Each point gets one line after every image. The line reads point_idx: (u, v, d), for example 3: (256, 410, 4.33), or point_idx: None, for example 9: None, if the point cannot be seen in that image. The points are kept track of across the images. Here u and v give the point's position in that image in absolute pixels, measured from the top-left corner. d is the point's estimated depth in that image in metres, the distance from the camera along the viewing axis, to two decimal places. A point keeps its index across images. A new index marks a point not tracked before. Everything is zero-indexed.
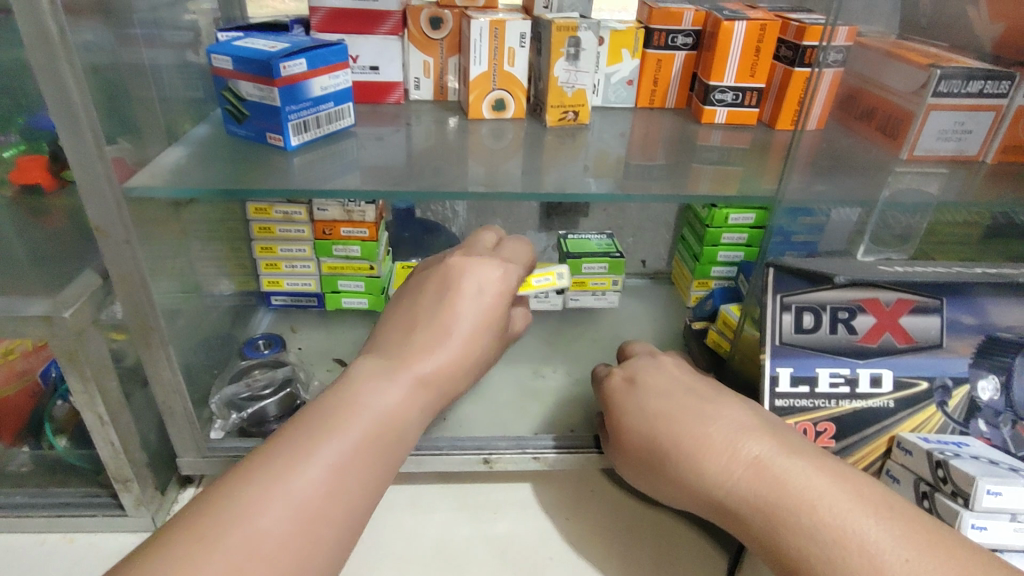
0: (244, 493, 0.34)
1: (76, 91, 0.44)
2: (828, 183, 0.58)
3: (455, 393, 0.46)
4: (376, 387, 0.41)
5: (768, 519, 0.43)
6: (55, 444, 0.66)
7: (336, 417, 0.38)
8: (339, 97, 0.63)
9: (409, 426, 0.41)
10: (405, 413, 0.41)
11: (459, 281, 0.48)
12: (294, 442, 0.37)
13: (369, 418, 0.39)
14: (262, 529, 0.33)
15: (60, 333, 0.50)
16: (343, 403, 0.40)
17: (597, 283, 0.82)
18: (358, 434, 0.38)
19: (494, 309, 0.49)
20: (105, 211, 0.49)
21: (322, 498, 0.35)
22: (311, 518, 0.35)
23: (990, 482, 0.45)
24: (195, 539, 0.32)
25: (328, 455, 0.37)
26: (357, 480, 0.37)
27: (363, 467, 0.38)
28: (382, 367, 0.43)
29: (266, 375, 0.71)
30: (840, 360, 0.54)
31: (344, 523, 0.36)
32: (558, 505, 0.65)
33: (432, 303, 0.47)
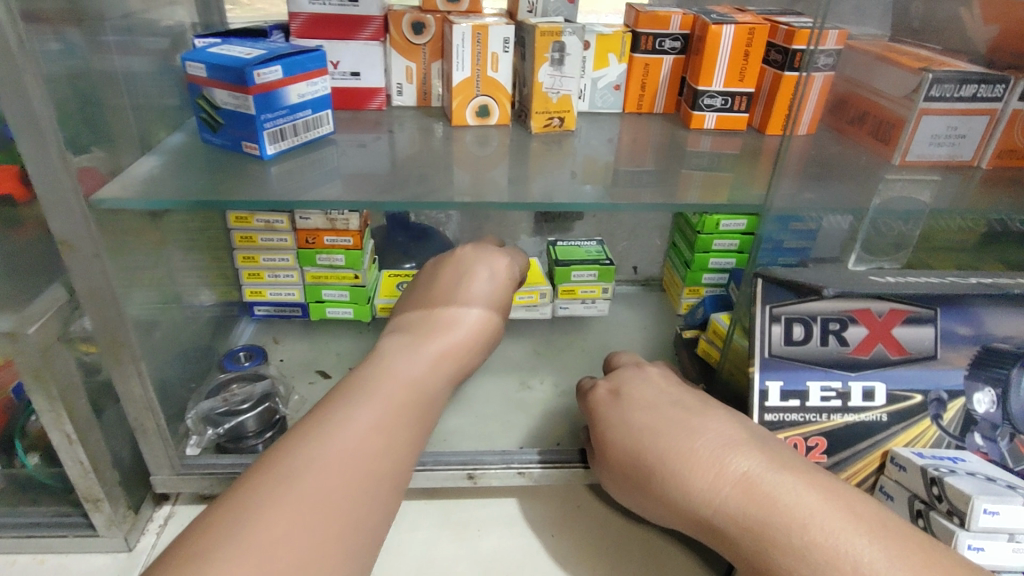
0: (294, 458, 0.36)
1: (39, 102, 0.43)
2: (817, 191, 0.57)
3: (472, 368, 0.51)
4: (405, 357, 0.46)
5: (759, 540, 0.41)
6: (26, 463, 0.63)
7: (370, 384, 0.42)
8: (316, 105, 0.61)
9: (433, 393, 0.45)
10: (432, 380, 0.45)
11: (472, 267, 0.57)
12: (335, 410, 0.40)
13: (401, 383, 0.43)
14: (319, 486, 0.35)
15: (26, 350, 0.49)
16: (374, 373, 0.44)
17: (587, 291, 0.79)
18: (394, 397, 0.42)
19: (499, 295, 0.56)
20: (71, 225, 0.47)
21: (367, 455, 0.38)
22: (362, 474, 0.38)
23: (987, 501, 0.44)
24: (247, 509, 0.34)
25: (369, 417, 0.40)
26: (394, 441, 0.40)
27: (399, 428, 0.41)
28: (407, 342, 0.48)
29: (244, 390, 0.69)
30: (831, 374, 0.52)
31: (388, 480, 0.39)
32: (543, 521, 0.64)
33: (449, 291, 0.54)
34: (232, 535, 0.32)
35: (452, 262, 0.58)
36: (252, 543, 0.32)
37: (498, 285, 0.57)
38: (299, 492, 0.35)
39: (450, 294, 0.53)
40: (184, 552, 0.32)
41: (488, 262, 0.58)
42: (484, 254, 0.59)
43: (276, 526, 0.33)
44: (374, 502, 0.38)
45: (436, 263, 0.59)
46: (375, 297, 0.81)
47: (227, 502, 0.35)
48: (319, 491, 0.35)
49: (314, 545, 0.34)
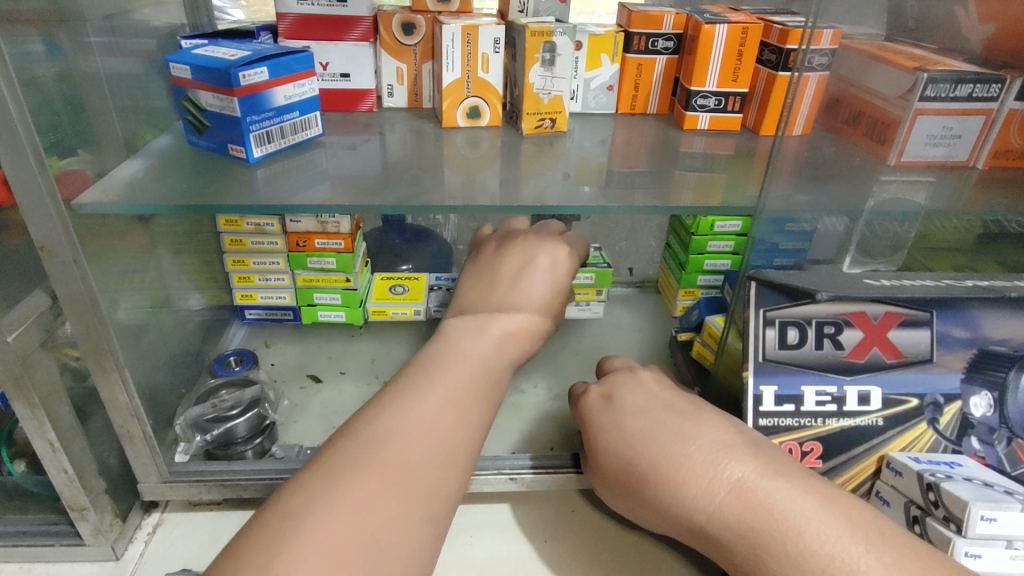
0: (377, 427, 0.39)
1: (14, 105, 0.42)
2: (812, 193, 0.56)
3: (531, 353, 0.53)
4: (471, 338, 0.48)
5: (754, 547, 0.40)
6: (12, 471, 0.61)
7: (442, 365, 0.45)
8: (304, 106, 0.60)
9: (499, 373, 0.47)
10: (496, 359, 0.48)
11: (535, 258, 0.56)
12: (408, 389, 0.42)
13: (469, 362, 0.46)
14: (400, 455, 0.38)
15: (5, 358, 0.48)
16: (441, 356, 0.46)
17: (581, 293, 0.78)
18: (461, 376, 0.44)
19: (559, 285, 0.57)
20: (50, 230, 0.46)
21: (443, 429, 0.40)
22: (439, 446, 0.39)
23: (984, 507, 0.43)
24: (332, 475, 0.36)
25: (441, 394, 0.42)
26: (467, 417, 0.42)
27: (468, 404, 0.43)
28: (472, 324, 0.50)
29: (233, 395, 0.68)
30: (826, 378, 0.52)
31: (465, 453, 0.41)
32: (536, 527, 0.63)
33: (512, 279, 0.55)
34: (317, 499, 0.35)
35: (516, 245, 0.58)
36: (347, 501, 0.35)
37: (556, 277, 0.57)
38: (383, 463, 0.37)
39: (513, 284, 0.54)
40: (272, 518, 0.34)
41: (550, 251, 0.57)
42: (547, 240, 0.59)
43: (361, 492, 0.35)
44: (449, 473, 0.39)
45: (498, 248, 0.58)
46: (367, 300, 0.79)
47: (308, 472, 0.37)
48: (401, 459, 0.38)
49: (399, 511, 0.36)
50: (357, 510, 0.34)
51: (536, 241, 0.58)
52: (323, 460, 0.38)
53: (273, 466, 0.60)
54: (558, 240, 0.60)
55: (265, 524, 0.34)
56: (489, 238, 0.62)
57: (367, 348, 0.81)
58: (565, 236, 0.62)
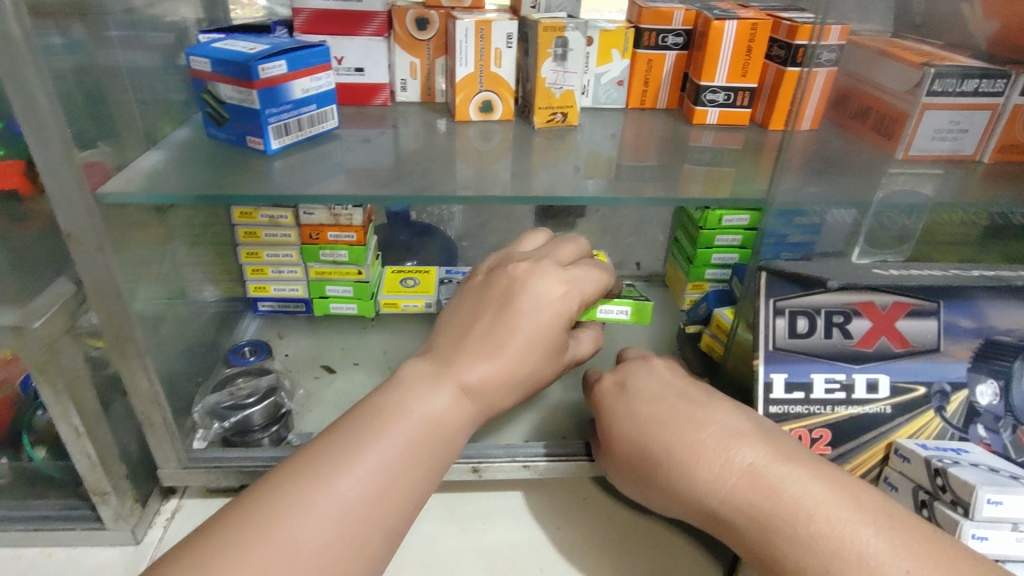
0: (285, 495, 0.37)
1: (42, 95, 0.43)
2: (822, 184, 0.57)
3: (506, 402, 0.48)
4: (424, 393, 0.44)
5: (765, 531, 0.41)
6: (33, 456, 0.63)
7: (383, 422, 0.41)
8: (321, 100, 0.61)
9: (450, 435, 0.43)
10: (449, 420, 0.44)
11: (522, 295, 0.49)
12: (334, 451, 0.40)
13: (413, 422, 0.42)
14: (296, 537, 0.36)
15: (32, 344, 0.49)
16: (389, 405, 0.42)
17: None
18: (396, 446, 0.40)
19: (553, 322, 0.50)
20: (77, 219, 0.48)
21: (358, 506, 0.38)
22: (347, 527, 0.37)
23: (991, 491, 0.44)
24: (221, 551, 0.35)
25: (368, 466, 0.39)
26: (392, 495, 0.39)
27: (397, 476, 0.40)
28: (430, 372, 0.45)
29: (250, 384, 0.69)
30: (835, 366, 0.53)
31: (385, 528, 0.39)
32: (549, 514, 0.64)
33: (496, 310, 0.49)
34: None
35: (506, 273, 0.52)
36: None
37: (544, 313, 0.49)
38: (277, 548, 0.35)
39: (494, 319, 0.48)
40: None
41: (539, 286, 0.50)
42: (543, 269, 0.52)
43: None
44: (355, 558, 0.37)
45: (490, 275, 0.53)
46: (378, 293, 0.81)
47: (206, 538, 0.36)
48: (298, 542, 0.36)
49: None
50: None
51: (529, 271, 0.51)
52: (223, 526, 0.36)
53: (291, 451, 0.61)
54: (557, 277, 0.52)
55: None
56: (487, 262, 0.56)
57: (378, 339, 0.83)
58: (573, 267, 0.55)
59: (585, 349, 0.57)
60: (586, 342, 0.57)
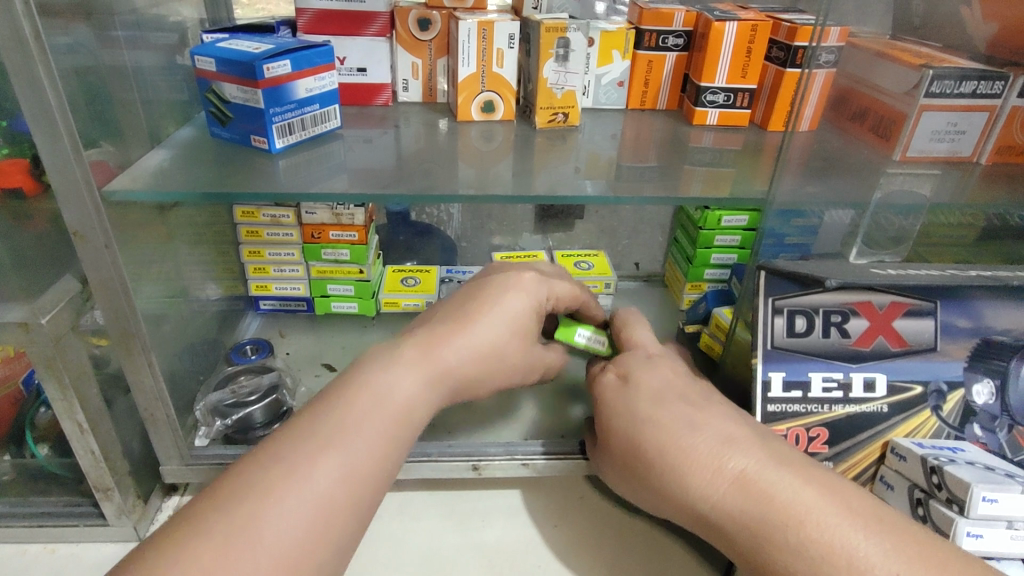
0: (260, 482, 0.37)
1: (52, 94, 0.43)
2: (820, 185, 0.58)
3: (476, 386, 0.50)
4: (394, 373, 0.45)
5: (755, 536, 0.42)
6: (37, 453, 0.64)
7: (355, 405, 0.42)
8: (324, 100, 0.62)
9: (417, 411, 0.45)
10: (418, 396, 0.45)
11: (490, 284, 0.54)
12: (308, 435, 0.40)
13: (384, 403, 0.43)
14: (274, 519, 0.36)
15: (39, 340, 0.49)
16: (358, 388, 0.43)
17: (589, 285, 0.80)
18: (364, 434, 0.41)
19: (527, 309, 0.54)
20: (84, 216, 0.48)
21: (329, 494, 0.38)
22: (315, 514, 0.37)
23: (986, 489, 0.45)
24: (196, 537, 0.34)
25: (342, 455, 0.39)
26: (361, 483, 0.40)
27: (366, 462, 0.40)
28: (394, 350, 0.47)
29: (252, 381, 0.70)
30: (832, 365, 0.53)
31: (360, 508, 0.39)
32: (547, 513, 0.64)
33: (466, 299, 0.53)
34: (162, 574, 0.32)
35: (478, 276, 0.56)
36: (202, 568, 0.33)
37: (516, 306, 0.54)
38: (249, 537, 0.35)
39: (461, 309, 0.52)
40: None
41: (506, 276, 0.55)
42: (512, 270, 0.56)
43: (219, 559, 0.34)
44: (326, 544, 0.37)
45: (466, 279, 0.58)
46: (379, 292, 0.81)
47: (166, 533, 0.35)
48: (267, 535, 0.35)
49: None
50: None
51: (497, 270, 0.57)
52: (188, 521, 0.35)
53: None
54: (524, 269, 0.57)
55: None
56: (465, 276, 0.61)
57: (379, 337, 0.83)
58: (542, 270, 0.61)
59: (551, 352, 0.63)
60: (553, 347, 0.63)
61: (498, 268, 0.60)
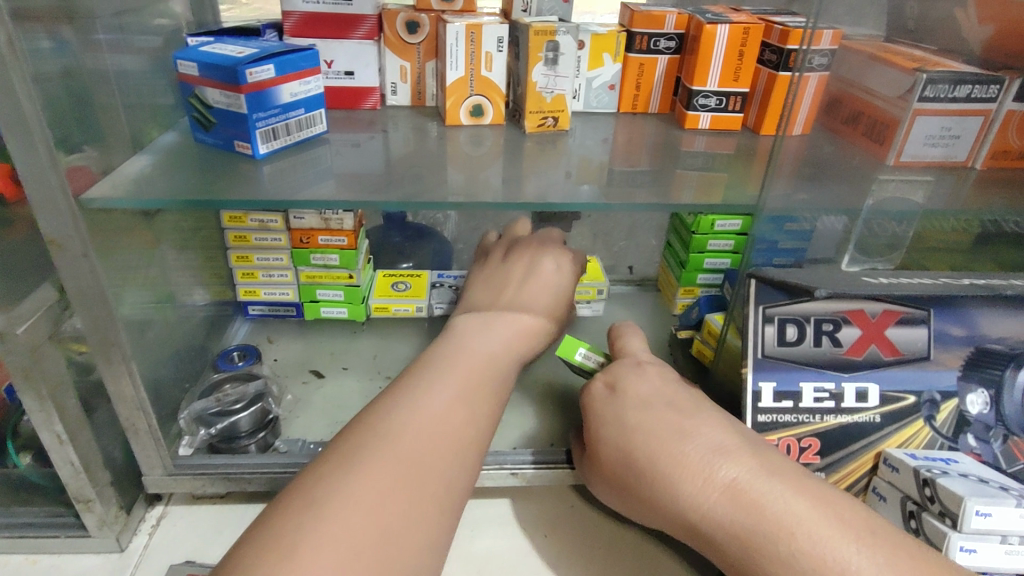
0: (392, 422, 0.41)
1: (26, 101, 0.42)
2: (811, 191, 0.57)
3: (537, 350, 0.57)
4: (480, 337, 0.51)
5: (746, 547, 0.41)
6: (17, 462, 0.63)
7: (450, 361, 0.48)
8: (310, 104, 0.61)
9: (506, 367, 0.50)
10: (503, 356, 0.51)
11: (541, 263, 0.62)
12: (417, 385, 0.45)
13: (473, 360, 0.48)
14: (416, 445, 0.40)
15: (15, 349, 0.49)
16: (450, 351, 0.49)
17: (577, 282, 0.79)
18: (466, 381, 0.46)
19: (565, 288, 0.62)
20: (60, 224, 0.47)
21: (453, 422, 0.43)
22: (449, 440, 0.42)
23: (979, 503, 0.44)
24: (354, 465, 0.38)
25: (451, 395, 0.44)
26: (474, 412, 0.45)
27: (475, 407, 0.45)
28: (477, 322, 0.53)
29: (237, 390, 0.69)
30: (824, 374, 0.52)
31: (476, 441, 0.44)
32: (537, 523, 0.64)
33: (521, 279, 0.60)
34: (337, 504, 0.36)
35: (528, 250, 0.63)
36: (367, 489, 0.37)
37: (560, 283, 0.62)
38: (403, 459, 0.39)
39: (523, 284, 0.59)
40: (290, 509, 0.36)
41: (554, 255, 0.63)
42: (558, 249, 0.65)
43: (385, 478, 0.38)
44: (460, 469, 0.42)
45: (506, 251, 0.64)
46: (369, 297, 0.80)
47: (324, 469, 0.39)
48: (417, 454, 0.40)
49: (413, 506, 0.38)
50: (383, 495, 0.37)
51: (542, 248, 0.64)
52: (338, 459, 0.39)
53: (278, 459, 0.61)
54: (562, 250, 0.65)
55: (284, 515, 0.36)
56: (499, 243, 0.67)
57: (369, 343, 0.82)
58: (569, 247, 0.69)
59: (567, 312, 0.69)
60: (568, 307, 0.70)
61: (531, 239, 0.66)
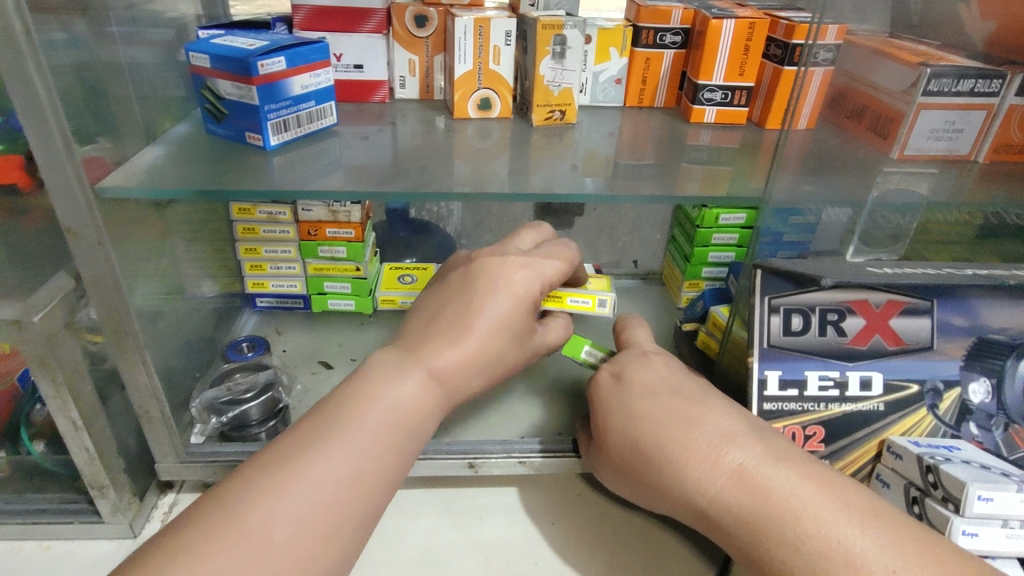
0: (260, 486, 0.37)
1: (43, 90, 0.43)
2: (817, 183, 0.58)
3: (472, 388, 0.48)
4: (395, 379, 0.44)
5: (753, 530, 0.42)
6: (31, 450, 0.63)
7: (356, 410, 0.42)
8: (320, 96, 0.62)
9: (422, 418, 0.44)
10: (419, 406, 0.44)
11: (485, 279, 0.51)
12: (307, 437, 0.40)
13: (383, 410, 0.42)
14: (274, 522, 0.36)
15: (32, 337, 0.49)
16: (361, 395, 0.43)
17: (580, 301, 0.62)
18: (363, 440, 0.40)
19: (520, 307, 0.51)
20: (77, 213, 0.48)
21: (333, 493, 0.38)
22: (322, 514, 0.37)
23: (982, 488, 0.44)
24: (200, 538, 0.34)
25: (341, 456, 0.39)
26: (359, 495, 0.39)
27: (370, 472, 0.40)
28: (397, 360, 0.46)
29: (247, 379, 0.70)
30: (828, 363, 0.53)
31: (365, 512, 0.39)
32: (544, 510, 0.64)
33: (461, 300, 0.50)
34: None
35: (469, 264, 0.53)
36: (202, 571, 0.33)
37: (511, 301, 0.50)
38: (252, 539, 0.35)
39: (460, 305, 0.49)
40: None
41: (500, 271, 0.51)
42: (504, 256, 0.53)
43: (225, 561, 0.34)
44: (330, 548, 0.37)
45: (456, 265, 0.54)
46: (376, 289, 0.81)
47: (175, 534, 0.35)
48: (258, 552, 0.35)
49: None
50: None
51: (494, 259, 0.53)
52: (190, 526, 0.35)
53: None
54: (517, 260, 0.53)
55: None
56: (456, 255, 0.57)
57: (376, 334, 0.83)
58: (536, 250, 0.57)
59: (557, 337, 0.58)
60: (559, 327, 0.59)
61: (488, 251, 0.55)
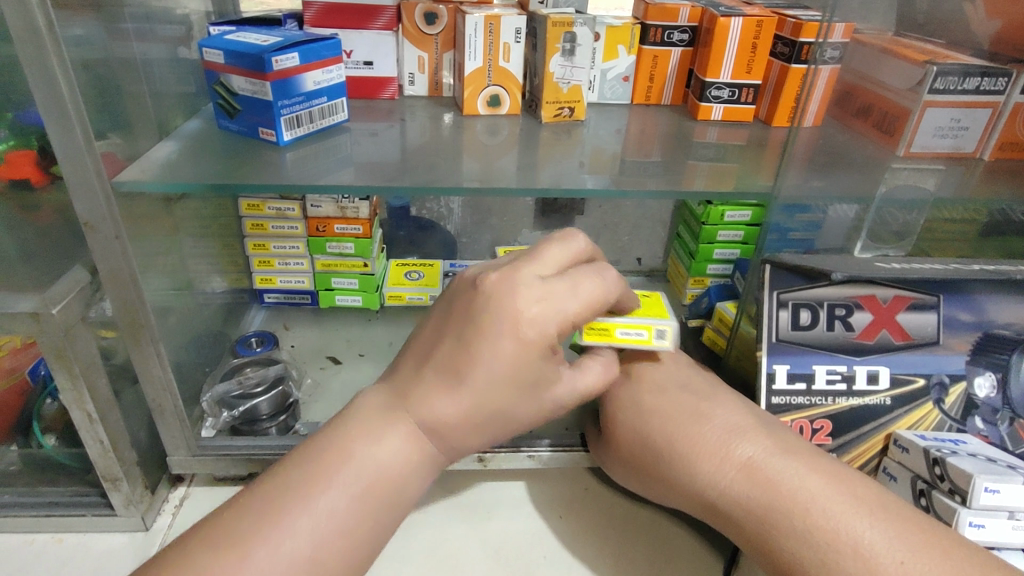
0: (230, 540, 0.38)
1: (64, 83, 0.43)
2: (825, 179, 0.58)
3: (468, 439, 0.43)
4: (378, 433, 0.42)
5: (763, 522, 0.43)
6: (43, 444, 0.64)
7: (334, 463, 0.41)
8: (332, 93, 0.62)
9: (405, 474, 0.42)
10: (402, 464, 0.41)
11: (483, 318, 0.41)
12: (284, 490, 0.40)
13: (360, 467, 0.41)
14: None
15: (49, 330, 0.50)
16: (340, 447, 0.41)
17: (631, 334, 0.50)
18: (335, 498, 0.39)
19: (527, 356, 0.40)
20: (94, 207, 0.48)
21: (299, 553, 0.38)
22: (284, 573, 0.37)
23: (988, 479, 0.45)
24: None
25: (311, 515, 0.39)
26: (330, 554, 0.39)
27: (341, 532, 0.39)
28: (384, 404, 0.43)
29: (258, 373, 0.70)
30: (836, 358, 0.54)
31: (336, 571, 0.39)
32: (552, 504, 0.65)
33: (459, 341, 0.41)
34: None
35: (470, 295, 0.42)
36: None
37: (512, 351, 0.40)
38: None
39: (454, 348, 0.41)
40: None
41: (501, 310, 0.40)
42: (514, 283, 0.41)
43: None
44: None
45: (463, 287, 0.44)
46: (383, 285, 0.81)
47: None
48: None
49: None
50: None
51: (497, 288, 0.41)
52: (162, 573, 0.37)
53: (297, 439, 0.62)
54: (530, 292, 0.41)
55: None
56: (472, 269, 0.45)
57: (383, 330, 0.83)
58: (564, 274, 0.43)
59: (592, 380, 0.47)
60: (591, 371, 0.47)
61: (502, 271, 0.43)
